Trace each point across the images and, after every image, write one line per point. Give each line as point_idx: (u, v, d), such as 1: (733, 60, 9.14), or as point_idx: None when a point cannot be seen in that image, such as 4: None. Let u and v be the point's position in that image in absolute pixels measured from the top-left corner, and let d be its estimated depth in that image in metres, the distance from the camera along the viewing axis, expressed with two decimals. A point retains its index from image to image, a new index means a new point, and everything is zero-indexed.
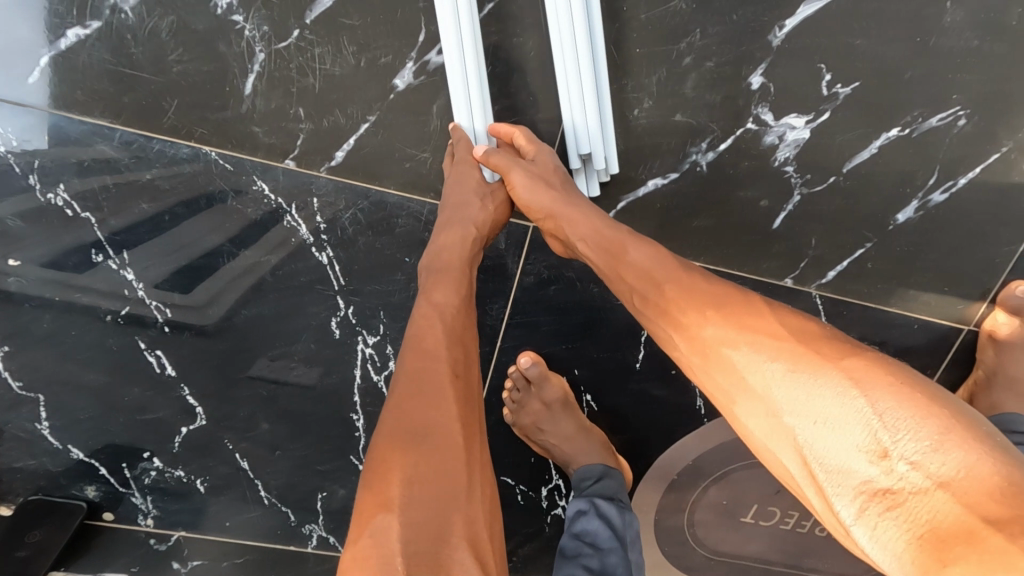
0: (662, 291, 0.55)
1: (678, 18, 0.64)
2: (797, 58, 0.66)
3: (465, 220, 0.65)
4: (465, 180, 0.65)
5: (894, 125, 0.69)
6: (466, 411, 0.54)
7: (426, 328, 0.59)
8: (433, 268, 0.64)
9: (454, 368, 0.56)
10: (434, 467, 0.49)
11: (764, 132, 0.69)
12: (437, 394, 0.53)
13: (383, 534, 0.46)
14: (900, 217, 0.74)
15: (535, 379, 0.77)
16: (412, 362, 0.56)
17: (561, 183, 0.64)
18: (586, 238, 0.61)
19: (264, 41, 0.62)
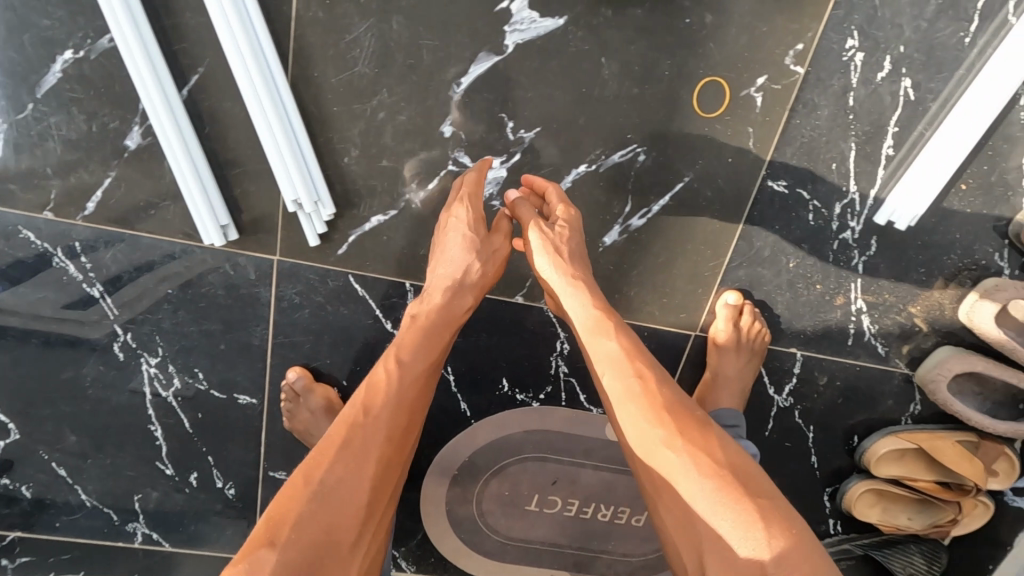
0: (630, 384, 0.61)
1: (364, 79, 0.73)
2: (478, 109, 0.76)
3: (462, 275, 0.72)
4: (470, 238, 0.73)
5: (580, 162, 0.79)
6: (383, 475, 0.59)
7: (362, 391, 0.63)
8: (414, 322, 0.70)
9: (390, 435, 0.60)
10: (337, 511, 0.54)
11: (465, 173, 0.79)
12: (366, 453, 0.58)
13: (262, 561, 0.50)
14: (606, 240, 0.85)
15: (302, 392, 0.88)
16: (368, 428, 0.60)
17: (569, 253, 0.72)
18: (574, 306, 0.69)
19: (5, 114, 0.73)
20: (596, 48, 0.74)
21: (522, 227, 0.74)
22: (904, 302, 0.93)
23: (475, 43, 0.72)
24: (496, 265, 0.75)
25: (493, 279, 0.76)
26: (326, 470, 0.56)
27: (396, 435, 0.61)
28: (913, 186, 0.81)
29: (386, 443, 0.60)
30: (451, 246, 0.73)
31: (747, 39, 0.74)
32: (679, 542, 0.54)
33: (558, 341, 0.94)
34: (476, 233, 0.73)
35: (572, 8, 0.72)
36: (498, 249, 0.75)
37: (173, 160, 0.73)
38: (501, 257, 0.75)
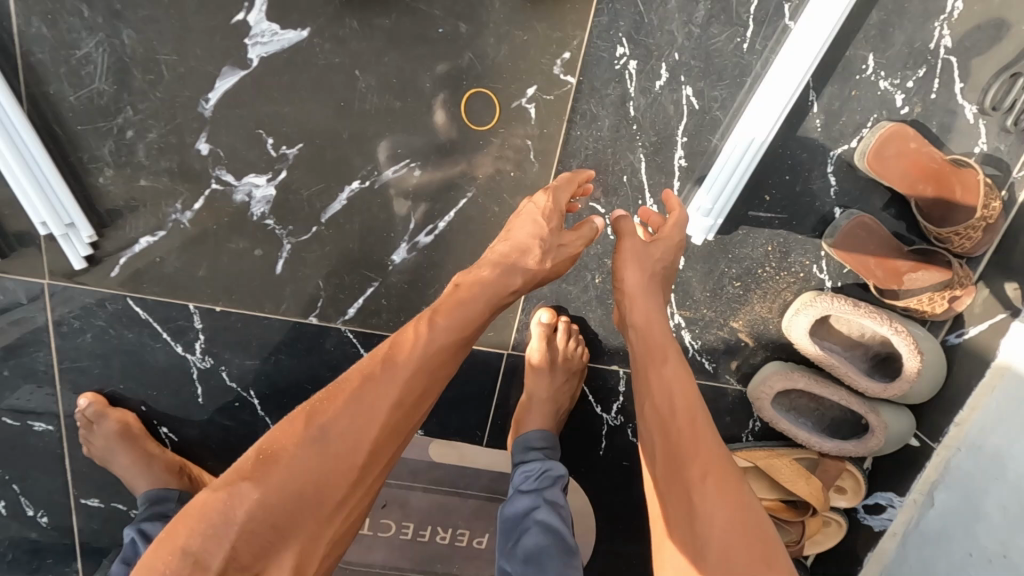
0: (675, 407, 0.60)
1: (105, 96, 0.70)
2: (232, 124, 0.72)
3: (518, 267, 0.69)
4: (520, 230, 0.70)
5: (352, 178, 0.76)
6: (390, 434, 0.57)
7: (405, 348, 0.60)
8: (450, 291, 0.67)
9: (402, 399, 0.58)
10: (327, 461, 0.53)
11: (231, 191, 0.76)
12: (369, 410, 0.56)
13: (238, 497, 0.50)
14: (395, 257, 0.81)
15: (94, 418, 0.85)
16: (386, 388, 0.57)
17: (659, 269, 0.73)
18: (639, 324, 0.69)
19: None
20: (347, 60, 0.70)
21: (620, 239, 0.73)
22: (724, 317, 0.89)
23: (216, 58, 0.69)
24: (564, 258, 0.72)
25: (562, 267, 0.73)
26: (323, 421, 0.54)
27: (407, 400, 0.59)
28: (723, 172, 0.73)
29: (397, 404, 0.58)
30: (523, 240, 0.69)
31: (507, 49, 0.71)
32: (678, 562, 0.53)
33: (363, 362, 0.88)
34: (549, 224, 0.70)
35: (314, 20, 0.68)
36: (566, 244, 0.71)
37: None
38: (567, 253, 0.71)
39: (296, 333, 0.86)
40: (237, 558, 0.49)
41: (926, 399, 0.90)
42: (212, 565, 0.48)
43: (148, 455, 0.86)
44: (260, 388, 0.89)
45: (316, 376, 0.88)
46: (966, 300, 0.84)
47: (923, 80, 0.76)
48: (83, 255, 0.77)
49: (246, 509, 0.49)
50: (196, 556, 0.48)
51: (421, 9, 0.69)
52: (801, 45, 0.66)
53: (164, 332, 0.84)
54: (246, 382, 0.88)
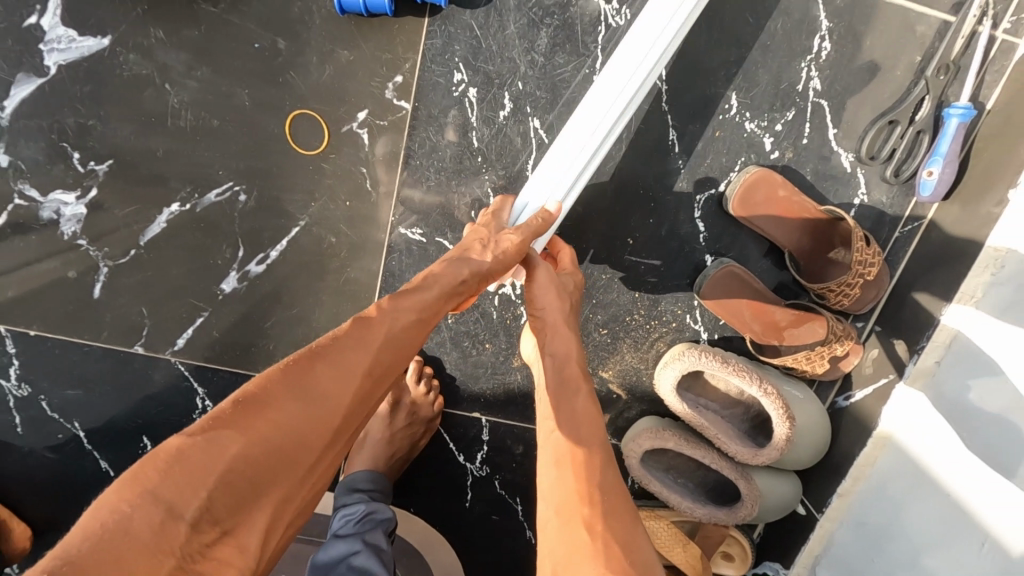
0: (583, 434, 0.54)
1: None
2: (32, 136, 0.66)
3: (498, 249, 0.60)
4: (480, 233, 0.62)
5: (171, 201, 0.70)
6: (359, 410, 0.47)
7: (386, 317, 0.50)
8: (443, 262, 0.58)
9: (375, 374, 0.48)
10: (305, 424, 0.43)
11: (36, 208, 0.70)
12: (352, 374, 0.46)
13: (215, 446, 0.39)
14: (225, 287, 0.75)
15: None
16: (356, 356, 0.47)
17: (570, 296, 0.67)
18: (558, 354, 0.62)
19: None
20: (155, 72, 0.65)
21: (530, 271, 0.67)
22: (592, 365, 0.82)
23: (9, 65, 0.64)
24: (512, 256, 0.60)
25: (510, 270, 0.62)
26: (301, 384, 0.44)
27: (380, 375, 0.49)
28: (550, 175, 0.63)
29: (366, 378, 0.47)
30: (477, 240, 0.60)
31: (331, 69, 0.66)
32: None
33: (198, 398, 0.80)
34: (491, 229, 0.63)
35: (117, 29, 0.64)
36: (513, 241, 0.61)
37: None
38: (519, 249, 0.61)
39: (121, 363, 0.78)
40: (211, 514, 0.38)
41: (812, 462, 0.82)
42: (188, 521, 0.37)
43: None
44: (85, 421, 0.81)
45: (145, 411, 0.81)
46: (852, 360, 0.79)
47: (792, 124, 0.71)
48: None
49: (224, 459, 0.39)
50: (169, 503, 0.37)
51: (235, 22, 0.64)
52: (634, 44, 0.58)
53: None
54: (68, 414, 0.81)
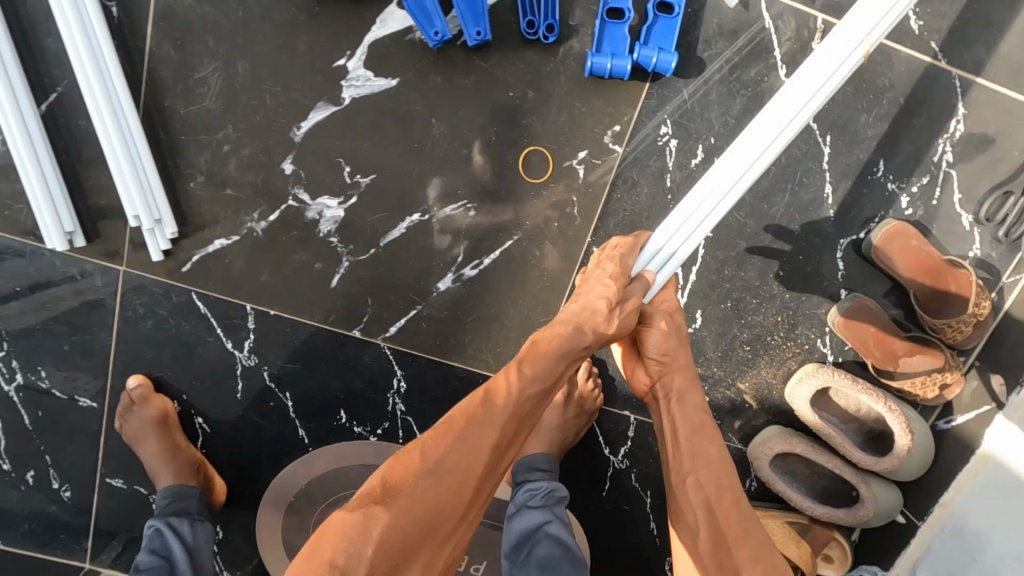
0: (711, 487, 0.72)
1: (211, 114, 0.80)
2: (317, 151, 0.82)
3: (598, 321, 0.68)
4: (590, 288, 0.71)
5: (414, 211, 0.85)
6: (485, 477, 0.62)
7: (499, 392, 0.64)
8: (541, 337, 0.69)
9: (500, 442, 0.63)
10: (435, 500, 0.59)
11: (304, 209, 0.84)
12: (472, 450, 0.61)
13: (371, 521, 0.56)
14: (440, 285, 0.89)
15: (137, 401, 0.91)
16: (482, 433, 0.62)
17: (681, 344, 0.79)
18: (688, 406, 0.76)
19: None
20: (427, 109, 0.80)
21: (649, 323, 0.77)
22: (731, 377, 0.96)
23: (313, 94, 0.79)
24: (625, 317, 0.70)
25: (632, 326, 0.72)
26: (433, 461, 0.60)
27: (504, 442, 0.64)
28: (675, 230, 0.70)
29: (494, 447, 0.63)
30: (595, 300, 0.69)
31: (566, 116, 0.81)
32: None
33: (394, 379, 0.94)
34: (618, 285, 0.70)
35: (406, 74, 0.79)
36: (627, 304, 0.69)
37: (32, 191, 0.79)
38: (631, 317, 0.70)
39: (339, 344, 0.92)
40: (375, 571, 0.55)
41: (916, 476, 0.95)
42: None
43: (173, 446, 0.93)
44: (296, 393, 0.95)
45: (349, 387, 0.95)
46: (955, 390, 0.92)
47: (925, 187, 0.87)
48: (161, 248, 0.85)
49: (378, 531, 0.56)
50: (342, 563, 0.55)
51: (498, 74, 0.80)
52: (795, 91, 0.63)
53: (218, 327, 0.91)
54: (284, 385, 0.94)
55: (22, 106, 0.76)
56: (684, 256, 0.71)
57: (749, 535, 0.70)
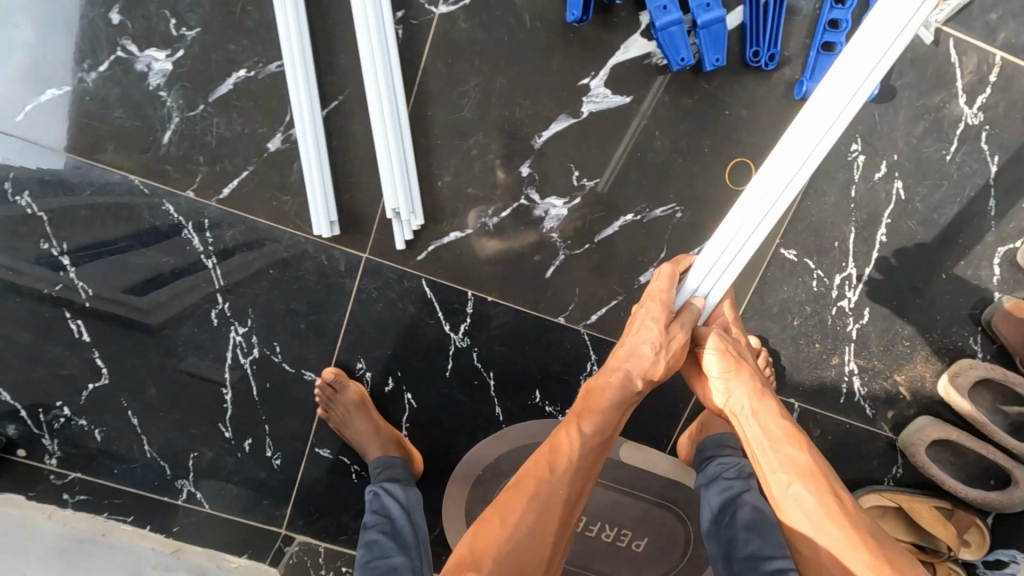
0: (800, 493, 0.78)
1: (467, 122, 0.92)
2: (553, 157, 0.94)
3: (645, 364, 0.80)
4: (636, 330, 0.82)
5: (629, 212, 0.97)
6: (562, 529, 0.74)
7: (563, 448, 0.78)
8: (593, 391, 0.81)
9: (570, 493, 0.76)
10: (523, 561, 0.70)
11: (533, 207, 0.96)
12: (548, 505, 0.74)
13: None
14: (642, 278, 1.00)
15: (338, 387, 1.01)
16: (552, 492, 0.75)
17: (744, 358, 0.87)
18: (762, 417, 0.82)
19: (179, 110, 0.90)
20: (653, 124, 0.93)
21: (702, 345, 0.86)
22: (889, 371, 1.06)
23: (558, 107, 0.92)
24: (670, 351, 0.80)
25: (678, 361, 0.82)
26: (513, 524, 0.72)
27: (574, 494, 0.76)
28: (710, 273, 0.79)
29: (564, 501, 0.75)
30: (640, 344, 0.80)
31: (772, 133, 0.93)
32: None
33: (589, 362, 1.05)
34: (661, 325, 0.80)
35: (640, 93, 0.91)
36: (672, 339, 0.80)
37: (311, 185, 0.91)
38: (677, 347, 0.80)
39: (544, 329, 1.03)
40: None
41: None
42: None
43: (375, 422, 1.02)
44: (499, 372, 1.05)
45: (546, 368, 1.05)
46: None
47: None
48: (403, 238, 0.96)
49: None
50: None
51: (718, 95, 0.92)
52: (856, 56, 0.56)
53: (439, 310, 1.01)
54: (489, 364, 1.05)
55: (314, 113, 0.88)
56: (720, 292, 0.81)
57: (843, 513, 0.76)
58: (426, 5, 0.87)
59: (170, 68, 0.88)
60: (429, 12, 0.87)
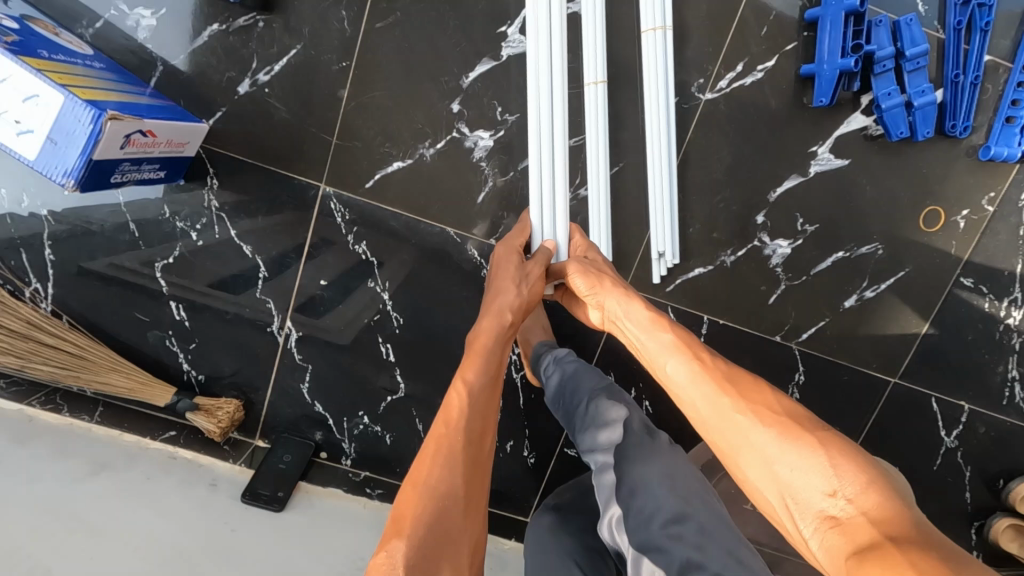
0: (676, 367, 0.80)
1: (717, 182, 1.16)
2: (784, 207, 1.17)
3: (506, 301, 0.98)
4: (502, 275, 1.02)
5: (840, 249, 1.20)
6: (472, 465, 0.77)
7: (455, 400, 0.85)
8: (476, 343, 0.94)
9: (467, 436, 0.80)
10: (440, 501, 0.71)
11: (764, 247, 1.19)
12: (451, 453, 0.77)
13: (393, 552, 0.66)
14: (846, 302, 1.23)
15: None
16: (450, 437, 0.79)
17: (600, 272, 1.01)
18: (629, 314, 0.90)
19: (494, 177, 1.14)
20: (864, 180, 1.16)
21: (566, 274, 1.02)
22: None
23: (791, 169, 1.15)
24: (530, 283, 1.01)
25: (535, 300, 1.02)
26: (423, 481, 0.73)
27: (473, 436, 0.81)
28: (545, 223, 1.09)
29: (464, 443, 0.79)
30: (505, 283, 1.00)
31: (959, 186, 1.17)
32: (761, 473, 0.67)
33: (796, 373, 1.27)
34: (519, 269, 1.02)
35: (857, 158, 1.14)
36: (529, 272, 1.02)
37: (596, 237, 1.14)
38: (534, 278, 1.02)
39: (763, 345, 1.25)
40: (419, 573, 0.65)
41: None
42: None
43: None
44: None
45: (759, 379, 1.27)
46: None
47: None
48: (658, 274, 1.18)
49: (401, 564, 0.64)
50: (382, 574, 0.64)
51: (918, 157, 1.15)
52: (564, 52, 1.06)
53: None
54: None
55: (599, 181, 1.11)
56: (559, 220, 1.08)
57: (715, 364, 0.78)
58: (695, 93, 1.11)
59: (491, 145, 1.12)
60: (698, 98, 1.11)
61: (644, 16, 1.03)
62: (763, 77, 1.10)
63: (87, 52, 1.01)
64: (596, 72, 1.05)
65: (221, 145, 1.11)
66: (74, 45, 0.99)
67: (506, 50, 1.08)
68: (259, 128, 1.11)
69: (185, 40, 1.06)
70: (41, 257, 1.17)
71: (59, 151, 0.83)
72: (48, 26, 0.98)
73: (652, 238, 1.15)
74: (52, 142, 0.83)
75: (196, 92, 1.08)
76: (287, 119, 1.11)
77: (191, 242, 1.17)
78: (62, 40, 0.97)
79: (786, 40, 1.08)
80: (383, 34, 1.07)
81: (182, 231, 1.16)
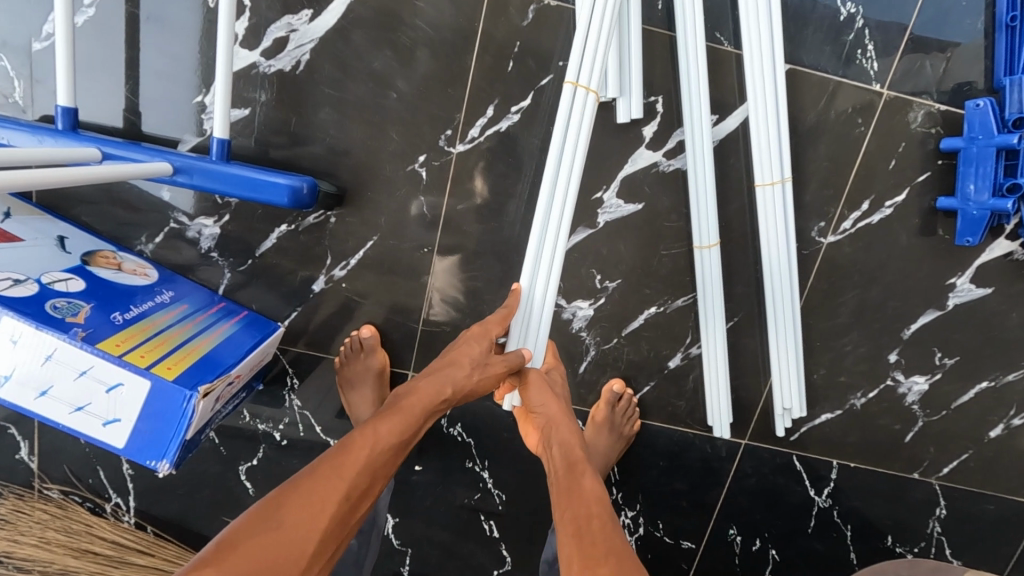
0: (581, 515, 0.77)
1: (844, 324, 1.04)
2: (920, 343, 1.05)
3: (451, 378, 0.83)
4: (462, 351, 0.85)
5: (983, 379, 1.07)
6: (337, 525, 0.68)
7: (361, 448, 0.73)
8: (401, 401, 0.81)
9: (349, 492, 0.70)
10: (282, 548, 0.63)
11: (898, 385, 1.07)
12: (325, 503, 0.67)
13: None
14: (991, 432, 1.11)
15: (367, 346, 1.01)
16: (332, 486, 0.69)
17: (560, 396, 0.91)
18: (563, 442, 0.86)
19: (596, 345, 1.05)
20: (1011, 306, 1.03)
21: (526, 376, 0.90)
22: None
23: (927, 304, 1.03)
24: (486, 376, 0.85)
25: (485, 389, 0.86)
26: (276, 517, 0.65)
27: (357, 494, 0.70)
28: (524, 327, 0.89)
29: (343, 499, 0.69)
30: (462, 356, 0.85)
31: None
32: None
33: (937, 507, 1.15)
34: (482, 349, 0.86)
35: (1003, 285, 1.02)
36: (491, 364, 0.85)
37: (713, 404, 1.02)
38: (492, 373, 0.85)
39: (899, 484, 1.14)
40: None
41: None
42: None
43: (380, 397, 1.02)
44: (853, 525, 1.16)
45: (896, 517, 1.16)
46: None
47: None
48: (783, 426, 1.06)
49: None
50: None
51: None
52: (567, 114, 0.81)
53: (805, 479, 1.13)
54: (846, 518, 1.16)
55: (718, 347, 0.99)
56: (549, 308, 0.88)
57: (603, 533, 0.74)
58: (816, 237, 0.99)
59: (590, 314, 1.03)
60: (819, 242, 0.99)
61: (759, 170, 0.91)
62: (892, 213, 0.98)
63: (152, 277, 0.93)
64: (708, 235, 0.93)
65: (299, 344, 1.04)
66: (138, 273, 0.92)
67: (604, 216, 0.98)
68: (339, 323, 1.02)
69: (252, 245, 0.98)
70: (122, 473, 1.10)
71: (149, 437, 0.75)
72: (110, 258, 0.90)
73: (777, 395, 1.03)
74: (140, 429, 0.75)
75: (270, 295, 1.00)
76: (367, 309, 1.01)
77: (276, 443, 1.09)
78: (126, 274, 0.90)
79: (918, 171, 0.96)
80: (467, 215, 0.96)
81: (264, 433, 1.08)
